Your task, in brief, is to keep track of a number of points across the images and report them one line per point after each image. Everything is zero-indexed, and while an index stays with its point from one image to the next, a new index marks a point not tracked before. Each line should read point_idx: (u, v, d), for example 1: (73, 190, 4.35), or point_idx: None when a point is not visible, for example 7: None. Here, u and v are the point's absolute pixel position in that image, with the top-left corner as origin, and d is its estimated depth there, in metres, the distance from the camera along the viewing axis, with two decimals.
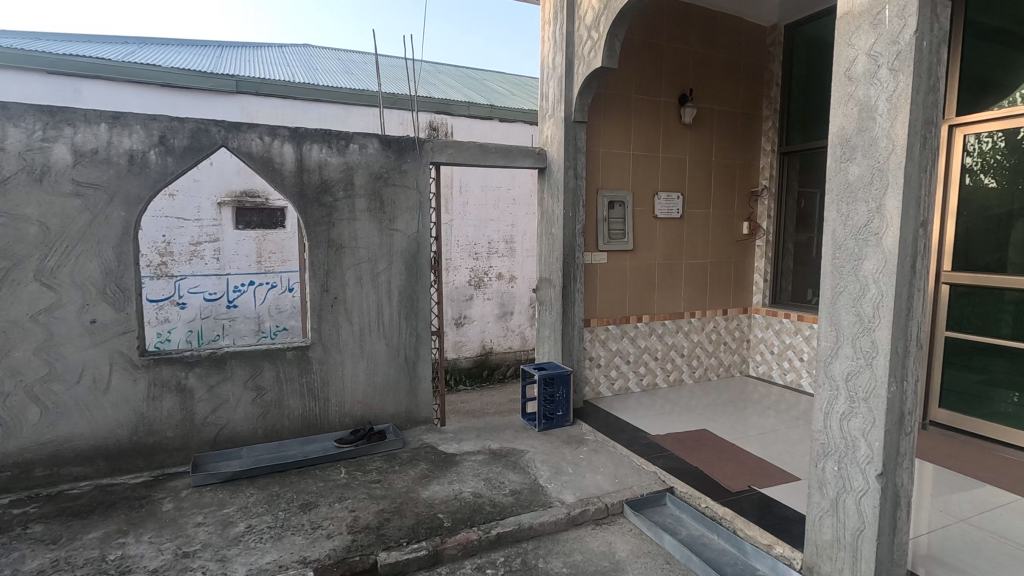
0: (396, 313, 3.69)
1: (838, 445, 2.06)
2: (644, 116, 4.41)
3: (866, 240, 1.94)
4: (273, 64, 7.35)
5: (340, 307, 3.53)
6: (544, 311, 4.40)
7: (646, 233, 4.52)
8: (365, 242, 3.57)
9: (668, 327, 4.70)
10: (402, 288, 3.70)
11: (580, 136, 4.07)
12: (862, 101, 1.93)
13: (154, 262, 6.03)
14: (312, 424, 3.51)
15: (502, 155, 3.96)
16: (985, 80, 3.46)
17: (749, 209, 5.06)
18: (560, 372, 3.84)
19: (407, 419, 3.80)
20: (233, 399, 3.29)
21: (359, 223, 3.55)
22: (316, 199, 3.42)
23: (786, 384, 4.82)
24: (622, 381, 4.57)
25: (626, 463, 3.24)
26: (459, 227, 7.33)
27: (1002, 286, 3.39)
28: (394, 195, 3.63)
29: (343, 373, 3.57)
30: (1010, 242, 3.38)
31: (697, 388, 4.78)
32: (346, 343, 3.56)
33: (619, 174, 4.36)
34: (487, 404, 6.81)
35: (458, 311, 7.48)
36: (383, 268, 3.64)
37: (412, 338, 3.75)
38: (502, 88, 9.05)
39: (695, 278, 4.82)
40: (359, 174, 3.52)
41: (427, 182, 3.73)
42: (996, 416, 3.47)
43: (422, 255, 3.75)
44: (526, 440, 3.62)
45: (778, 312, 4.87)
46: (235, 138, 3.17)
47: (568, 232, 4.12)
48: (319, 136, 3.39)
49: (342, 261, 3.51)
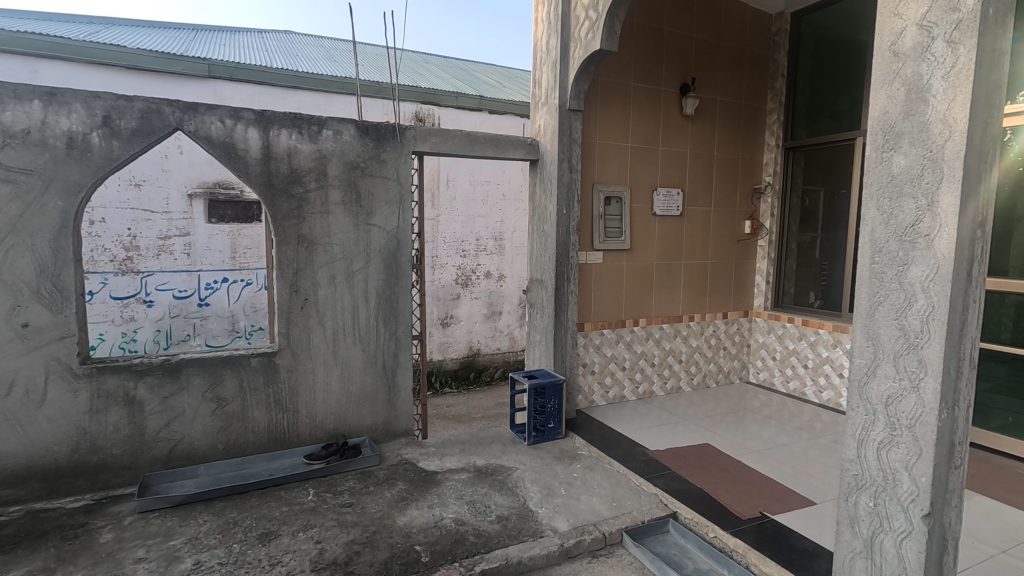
0: (374, 316, 3.38)
1: (875, 478, 1.79)
2: (644, 105, 4.12)
3: (914, 243, 1.66)
4: (251, 49, 6.97)
5: (312, 309, 3.21)
6: (535, 315, 4.10)
7: (644, 231, 4.25)
8: (340, 238, 3.25)
9: (666, 332, 4.43)
10: (381, 288, 3.39)
11: (576, 126, 3.76)
12: (911, 80, 1.66)
13: (118, 257, 5.62)
14: (279, 438, 3.19)
15: (490, 144, 3.64)
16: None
17: (751, 207, 4.82)
18: (552, 382, 3.55)
19: (385, 431, 3.48)
20: (190, 412, 2.96)
21: (333, 216, 3.22)
22: (284, 189, 3.08)
23: (789, 392, 4.58)
24: (617, 389, 4.28)
25: (624, 484, 2.96)
26: (446, 223, 7.01)
27: (1002, 290, 3.17)
28: (372, 187, 3.31)
29: (315, 382, 3.26)
30: (1011, 246, 3.15)
31: (695, 396, 4.52)
32: (317, 349, 3.24)
33: (616, 168, 4.07)
34: (474, 408, 6.52)
35: (444, 311, 7.17)
36: (359, 267, 3.32)
37: (391, 344, 3.44)
38: (492, 79, 8.73)
39: (695, 280, 4.55)
40: (333, 163, 3.20)
41: (408, 173, 3.40)
42: (998, 427, 3.24)
43: (403, 253, 3.43)
44: (515, 456, 3.33)
45: (781, 315, 4.64)
46: (192, 121, 2.83)
47: (561, 230, 3.82)
48: (287, 120, 3.06)
49: (313, 259, 3.19)
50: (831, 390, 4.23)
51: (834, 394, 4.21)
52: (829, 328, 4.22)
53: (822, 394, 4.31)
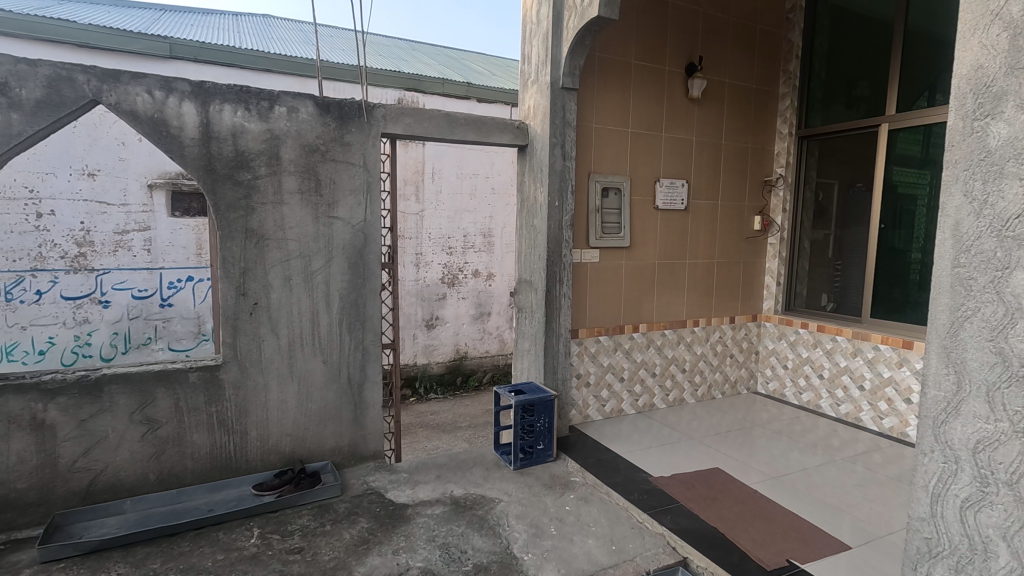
0: (338, 323, 2.94)
1: (958, 547, 1.38)
2: (646, 86, 3.69)
3: (1021, 241, 1.24)
4: (222, 30, 6.49)
5: (263, 315, 2.77)
6: (523, 320, 3.68)
7: (645, 227, 3.83)
8: (296, 232, 2.80)
9: (669, 338, 4.02)
10: (345, 291, 2.94)
11: (569, 106, 3.32)
12: (1019, 21, 1.23)
13: (70, 253, 5.14)
14: (225, 466, 2.74)
15: (472, 127, 3.20)
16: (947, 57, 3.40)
17: (762, 201, 4.41)
18: (542, 398, 3.13)
19: (350, 455, 3.04)
20: (114, 437, 2.51)
21: (288, 207, 2.77)
22: (228, 175, 2.63)
23: (803, 404, 4.18)
24: (615, 402, 3.86)
25: (624, 521, 2.54)
26: (431, 219, 6.56)
27: None
28: (334, 174, 2.86)
29: (267, 400, 2.81)
30: None
31: (700, 409, 4.12)
32: (269, 362, 2.80)
33: (614, 155, 3.64)
34: (460, 416, 6.09)
35: (429, 312, 6.73)
36: (320, 266, 2.88)
37: (357, 355, 3.00)
38: (482, 68, 8.27)
39: (700, 281, 4.15)
40: (287, 145, 2.74)
41: (376, 158, 2.95)
42: None
43: (371, 250, 2.99)
44: (498, 484, 2.91)
45: (794, 320, 4.24)
46: (113, 92, 2.38)
47: (553, 225, 3.38)
48: (231, 93, 2.59)
49: (264, 257, 2.74)
50: (850, 404, 3.84)
51: (853, 408, 3.82)
52: (848, 335, 3.83)
53: (839, 407, 3.91)
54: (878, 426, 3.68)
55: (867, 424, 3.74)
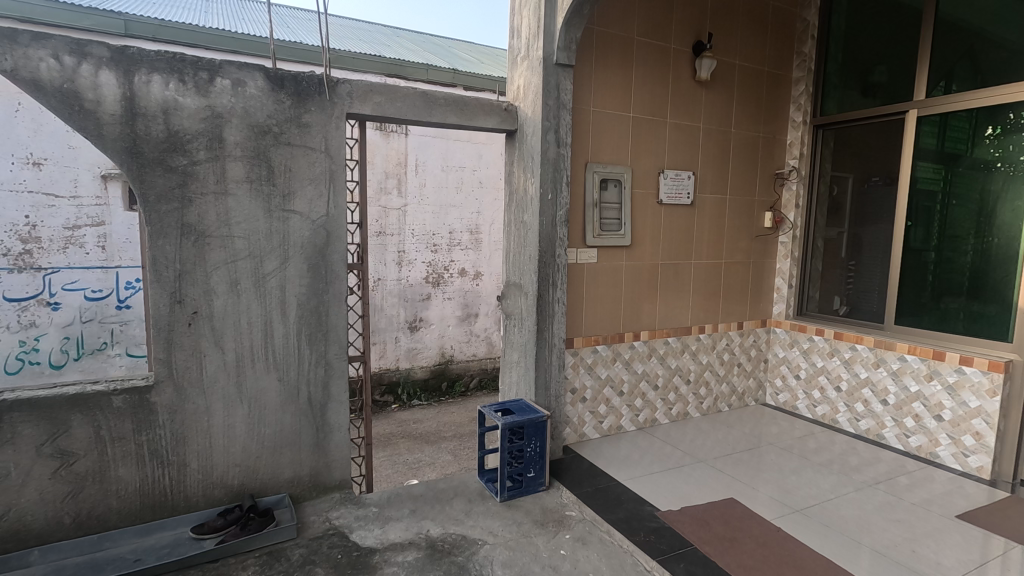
0: (296, 335, 2.53)
1: None
2: (650, 65, 3.30)
3: None
4: (187, 8, 5.98)
5: (203, 326, 2.35)
6: (512, 328, 3.28)
7: (647, 224, 3.45)
8: (243, 228, 2.38)
9: (672, 346, 3.64)
10: (304, 297, 2.53)
11: (565, 86, 2.92)
12: None
13: (14, 251, 4.61)
14: (159, 504, 2.33)
15: (453, 108, 2.79)
16: (988, 36, 3.06)
17: (772, 196, 4.05)
18: (533, 419, 2.74)
19: (311, 486, 2.63)
20: (18, 474, 2.09)
21: (234, 198, 2.35)
22: (158, 159, 2.20)
23: (816, 418, 3.83)
24: (613, 419, 3.48)
25: (630, 569, 2.16)
26: (415, 214, 6.13)
27: None
28: (289, 160, 2.44)
29: (210, 425, 2.40)
30: None
31: (706, 424, 3.75)
32: (213, 382, 2.38)
33: (614, 143, 3.25)
34: (445, 425, 5.69)
35: (413, 313, 6.31)
36: (274, 268, 2.46)
37: (319, 371, 2.59)
38: (469, 55, 7.84)
39: (707, 283, 3.78)
40: (232, 125, 2.31)
41: (340, 142, 2.53)
42: None
43: (335, 250, 2.57)
44: (483, 520, 2.51)
45: (807, 326, 3.89)
46: (7, 55, 1.93)
47: (546, 220, 2.98)
48: (162, 61, 2.16)
49: (205, 258, 2.32)
50: (872, 420, 3.48)
51: (875, 425, 3.46)
52: (869, 343, 3.47)
53: (859, 423, 3.56)
54: (904, 445, 3.33)
55: (891, 442, 3.40)
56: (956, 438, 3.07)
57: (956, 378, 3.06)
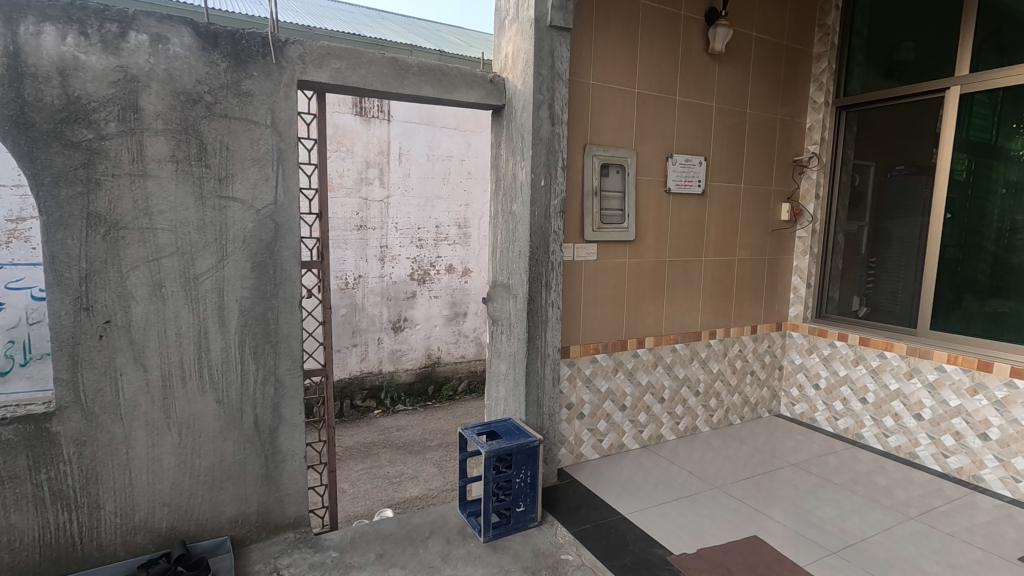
0: (238, 347, 2.11)
1: None
2: (657, 34, 2.89)
3: None
4: None
5: (119, 338, 1.92)
6: (499, 335, 2.88)
7: (653, 216, 3.04)
8: (168, 218, 1.95)
9: (679, 353, 3.25)
10: (247, 302, 2.10)
11: (560, 53, 2.50)
12: None
13: None
14: (66, 555, 1.91)
15: (429, 78, 2.37)
16: None
17: (790, 185, 3.65)
18: (523, 444, 2.33)
19: (259, 527, 2.22)
20: None
21: (157, 181, 1.92)
22: (54, 132, 1.77)
23: (838, 432, 3.45)
24: (614, 436, 3.08)
25: None
26: (398, 207, 5.68)
27: None
28: (226, 136, 2.01)
29: (129, 458, 1.97)
30: None
31: (716, 439, 3.37)
32: (132, 406, 1.96)
33: (616, 123, 2.84)
34: (430, 433, 5.27)
35: (397, 313, 5.88)
36: (210, 267, 2.03)
37: (268, 390, 2.18)
38: (459, 40, 7.38)
39: (717, 283, 3.38)
40: (152, 91, 1.87)
41: (290, 115, 2.10)
42: None
43: (285, 245, 2.15)
44: (462, 567, 2.11)
45: (828, 330, 3.51)
46: None
47: (539, 211, 2.56)
48: (57, 8, 1.72)
49: (119, 254, 1.89)
50: (903, 437, 3.10)
51: (907, 442, 3.09)
52: (901, 351, 3.09)
53: (888, 439, 3.18)
54: (942, 466, 2.95)
55: (926, 461, 3.02)
56: (1005, 461, 2.71)
57: (1006, 393, 2.69)
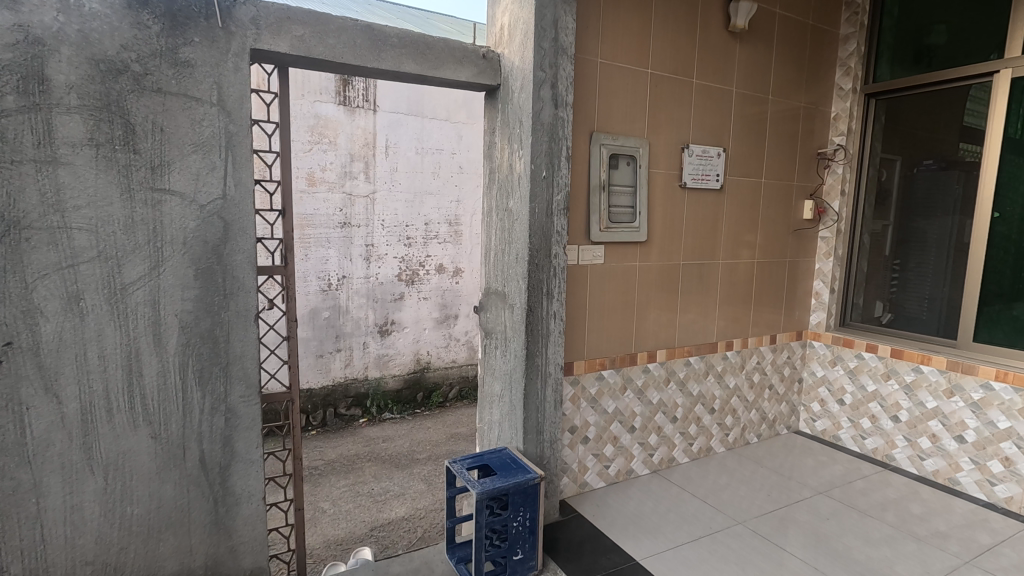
0: (179, 371, 1.75)
1: None
2: (673, 7, 2.55)
3: None
4: None
5: (24, 362, 1.55)
6: (493, 350, 2.53)
7: (666, 214, 2.70)
8: (87, 215, 1.58)
9: (693, 367, 2.92)
10: (188, 317, 1.74)
11: (564, 24, 2.16)
12: None
13: None
14: None
15: (412, 51, 2.01)
16: None
17: (813, 181, 3.32)
18: (522, 483, 2.00)
19: None
20: None
21: (72, 170, 1.56)
22: None
23: (866, 453, 3.14)
24: (622, 462, 2.75)
25: None
26: (385, 203, 5.31)
27: None
28: (160, 116, 1.65)
29: (42, 509, 1.61)
30: None
31: (733, 461, 3.05)
32: (44, 445, 1.59)
33: (626, 109, 2.49)
34: (418, 445, 4.91)
35: (383, 315, 5.51)
36: (141, 273, 1.67)
37: (216, 421, 1.82)
38: (449, 28, 7.01)
39: (734, 288, 3.05)
40: (63, 58, 1.51)
41: (240, 91, 1.74)
42: None
43: (236, 248, 1.79)
44: None
45: (855, 340, 3.18)
46: None
47: (539, 208, 2.22)
48: None
49: (22, 259, 1.52)
50: (942, 460, 2.79)
51: (947, 466, 2.77)
52: (940, 366, 2.77)
53: (924, 462, 2.87)
54: (988, 494, 2.64)
55: (969, 489, 2.71)
56: None
57: None
